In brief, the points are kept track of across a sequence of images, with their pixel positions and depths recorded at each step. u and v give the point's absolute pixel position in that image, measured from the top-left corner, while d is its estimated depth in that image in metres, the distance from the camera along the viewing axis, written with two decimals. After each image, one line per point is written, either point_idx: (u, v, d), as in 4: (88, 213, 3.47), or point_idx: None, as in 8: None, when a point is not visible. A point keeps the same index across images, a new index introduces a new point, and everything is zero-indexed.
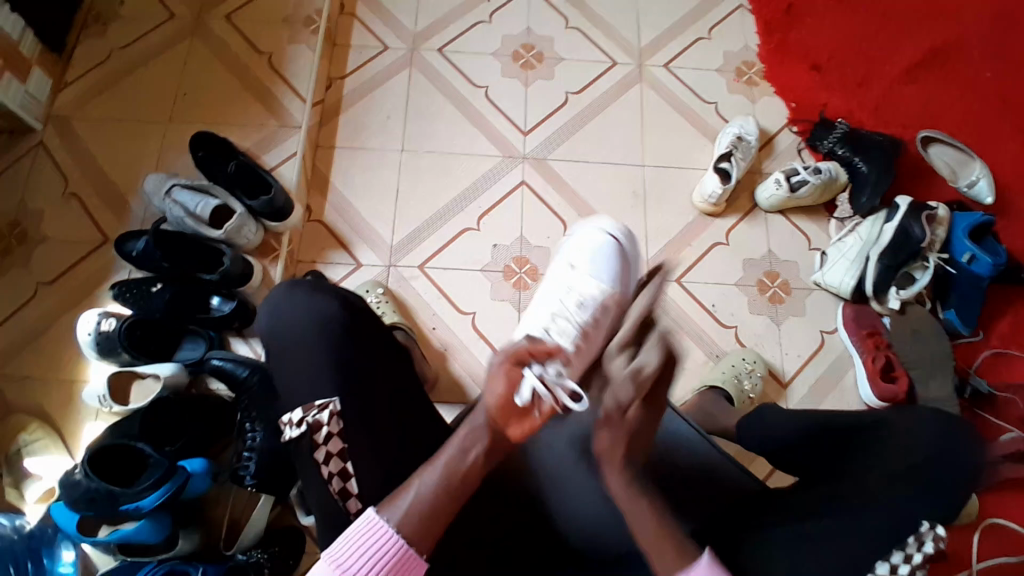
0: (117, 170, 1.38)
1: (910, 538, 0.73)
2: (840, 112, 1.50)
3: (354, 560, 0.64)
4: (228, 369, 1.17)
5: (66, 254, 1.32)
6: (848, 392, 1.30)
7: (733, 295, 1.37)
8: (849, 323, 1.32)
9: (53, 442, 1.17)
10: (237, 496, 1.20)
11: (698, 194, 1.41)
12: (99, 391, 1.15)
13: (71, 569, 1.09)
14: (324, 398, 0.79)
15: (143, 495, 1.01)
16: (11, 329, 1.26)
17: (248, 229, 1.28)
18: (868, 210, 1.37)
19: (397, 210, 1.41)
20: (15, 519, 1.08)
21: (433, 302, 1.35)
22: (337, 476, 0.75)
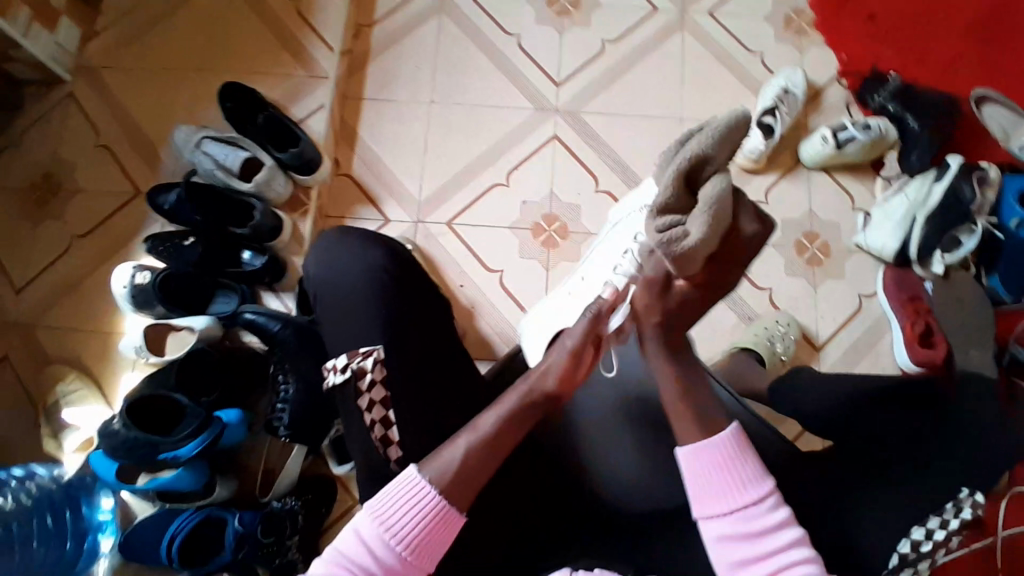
0: (146, 121, 1.37)
1: (948, 504, 0.70)
2: (893, 66, 1.42)
3: (393, 514, 0.66)
4: (262, 323, 1.16)
5: (99, 205, 1.32)
6: (883, 357, 1.28)
7: (770, 256, 1.34)
8: (889, 286, 1.28)
9: (92, 392, 1.20)
10: (272, 443, 1.20)
11: (739, 150, 1.36)
12: (136, 343, 1.17)
13: (109, 516, 1.14)
14: (368, 345, 0.82)
15: (183, 443, 1.04)
16: (47, 279, 1.28)
17: (278, 182, 1.27)
18: (919, 169, 1.33)
19: (426, 164, 1.39)
20: (53, 470, 1.11)
21: (461, 259, 1.34)
22: (379, 423, 0.78)
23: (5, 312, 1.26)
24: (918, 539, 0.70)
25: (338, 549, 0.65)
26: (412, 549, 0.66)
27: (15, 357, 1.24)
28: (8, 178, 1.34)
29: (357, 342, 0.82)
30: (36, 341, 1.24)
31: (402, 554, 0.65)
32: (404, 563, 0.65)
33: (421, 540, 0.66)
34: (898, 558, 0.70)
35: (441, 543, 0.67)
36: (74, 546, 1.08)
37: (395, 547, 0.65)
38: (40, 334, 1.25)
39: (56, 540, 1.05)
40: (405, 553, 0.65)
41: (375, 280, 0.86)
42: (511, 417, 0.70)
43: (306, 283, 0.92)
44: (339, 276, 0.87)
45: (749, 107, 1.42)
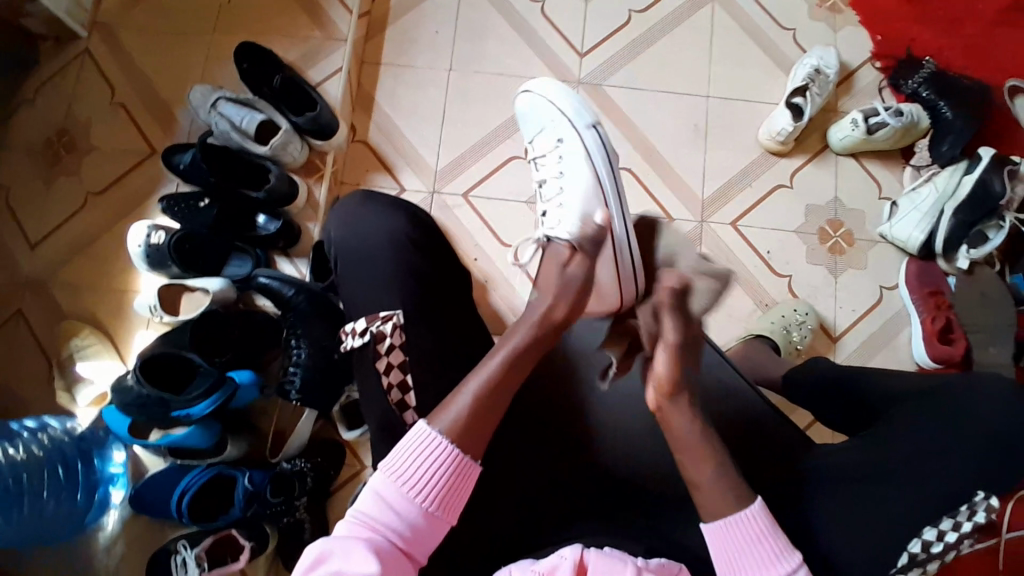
0: (162, 79, 1.35)
1: (963, 506, 0.70)
2: (930, 49, 1.37)
3: (411, 469, 0.66)
4: (276, 287, 1.17)
5: (114, 164, 1.32)
6: (900, 350, 1.26)
7: (791, 243, 1.31)
8: (911, 280, 1.26)
9: (105, 348, 1.22)
10: (282, 408, 1.23)
11: (765, 131, 1.32)
12: (151, 302, 1.17)
13: (121, 469, 1.17)
14: (388, 309, 0.81)
15: (194, 403, 1.05)
16: (64, 236, 1.28)
17: (293, 146, 1.25)
18: (949, 159, 1.28)
19: (443, 133, 1.37)
20: (66, 423, 1.12)
21: (476, 232, 1.32)
22: (397, 386, 0.77)
23: (21, 268, 1.27)
24: (930, 539, 0.70)
25: (360, 512, 0.65)
26: (436, 502, 0.66)
27: (30, 312, 1.25)
28: (25, 133, 1.33)
29: (369, 313, 0.82)
30: (51, 298, 1.25)
31: (426, 508, 0.66)
32: (430, 517, 0.66)
33: (443, 493, 0.67)
34: (908, 557, 0.70)
35: (461, 493, 0.68)
36: (86, 497, 1.11)
37: (419, 502, 0.66)
38: (55, 290, 1.26)
39: (67, 492, 1.08)
40: (429, 508, 0.66)
41: (400, 248, 0.87)
42: (519, 356, 0.74)
43: (327, 247, 0.94)
44: (363, 243, 0.87)
45: (778, 87, 1.38)
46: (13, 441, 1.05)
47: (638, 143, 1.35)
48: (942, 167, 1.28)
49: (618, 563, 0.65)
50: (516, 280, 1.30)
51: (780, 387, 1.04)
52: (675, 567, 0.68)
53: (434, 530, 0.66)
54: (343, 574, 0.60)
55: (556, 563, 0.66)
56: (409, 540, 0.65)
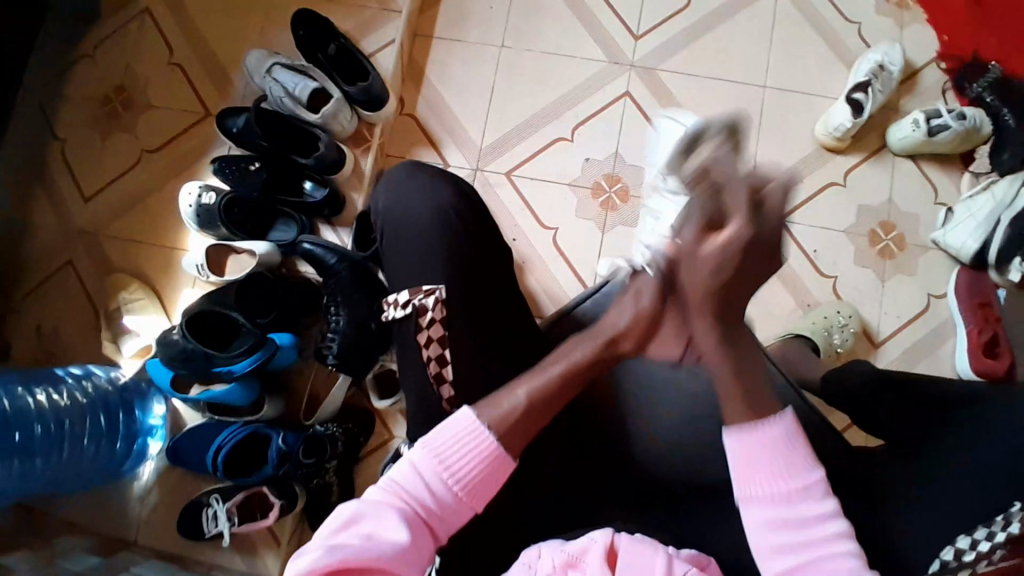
0: (219, 42, 1.37)
1: (998, 517, 0.65)
2: (1002, 50, 1.31)
3: (448, 450, 0.67)
4: (318, 254, 1.18)
5: (170, 123, 1.34)
6: (942, 360, 1.23)
7: (838, 243, 1.28)
8: (961, 289, 1.22)
9: (151, 304, 1.25)
10: (317, 372, 1.24)
11: (822, 126, 1.29)
12: (198, 261, 1.20)
13: (160, 421, 1.21)
14: (430, 284, 0.82)
15: (237, 360, 1.08)
16: (119, 191, 1.32)
17: (344, 116, 1.26)
18: (1009, 169, 1.23)
19: (491, 110, 1.36)
20: (110, 373, 1.17)
21: (517, 213, 1.32)
22: (435, 360, 0.79)
23: (77, 219, 1.31)
24: (961, 548, 0.66)
25: (393, 479, 0.67)
26: (465, 486, 0.67)
27: (83, 263, 1.29)
28: (85, 87, 1.37)
29: (414, 284, 0.83)
30: (104, 251, 1.30)
31: (455, 489, 0.67)
32: (457, 499, 0.67)
33: (475, 479, 0.67)
34: (939, 564, 0.66)
35: (492, 483, 0.68)
36: (125, 446, 1.16)
37: (450, 483, 0.67)
38: (107, 243, 1.30)
39: (108, 439, 1.13)
40: (458, 490, 0.67)
41: (443, 220, 0.86)
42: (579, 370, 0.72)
43: (372, 216, 0.94)
44: (408, 213, 0.87)
45: (837, 81, 1.34)
46: (57, 387, 1.10)
47: None
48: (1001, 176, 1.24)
49: (647, 548, 0.65)
50: (554, 264, 1.30)
51: (818, 387, 1.03)
52: (705, 558, 0.68)
53: (460, 512, 0.67)
54: (374, 537, 0.63)
55: (587, 545, 0.67)
56: (435, 516, 0.66)
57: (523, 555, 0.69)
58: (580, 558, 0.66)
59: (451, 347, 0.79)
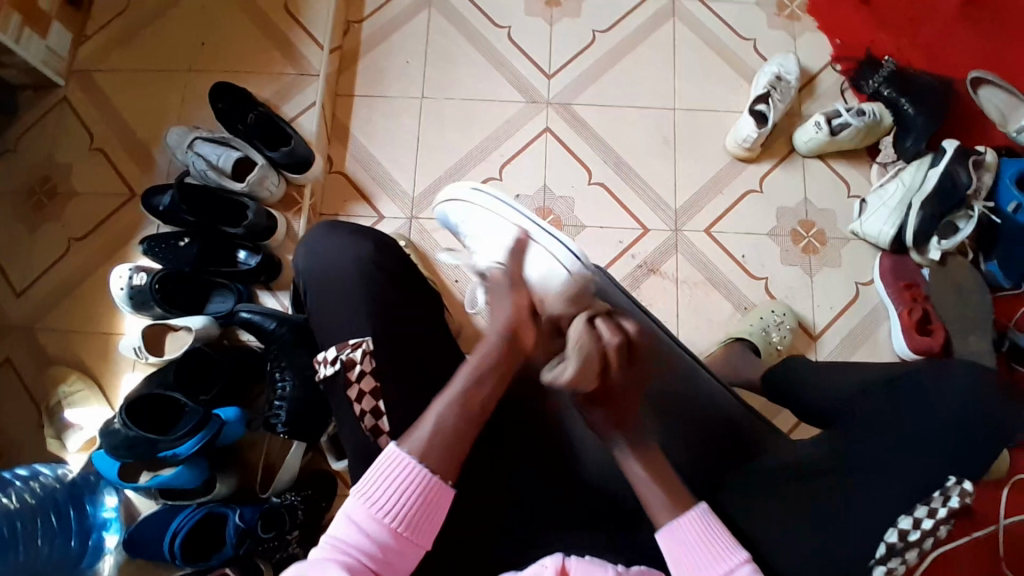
0: (141, 124, 1.38)
1: (935, 492, 0.70)
2: (888, 49, 1.40)
3: (384, 493, 0.67)
4: (257, 322, 1.17)
5: (96, 208, 1.33)
6: (882, 345, 1.27)
7: (764, 246, 1.33)
8: (885, 273, 1.27)
9: (94, 394, 1.21)
10: (271, 440, 1.22)
11: (732, 138, 1.35)
12: (135, 343, 1.18)
13: (113, 513, 1.15)
14: (357, 336, 0.82)
15: (181, 441, 1.05)
16: (48, 281, 1.29)
17: (270, 181, 1.27)
18: (914, 154, 1.30)
19: (419, 158, 1.39)
20: (58, 470, 1.11)
21: (455, 255, 1.34)
22: (369, 413, 0.77)
23: (6, 317, 1.27)
24: (906, 528, 0.69)
25: (336, 535, 0.66)
26: (404, 522, 0.66)
27: (19, 359, 1.25)
28: (8, 182, 1.35)
29: (344, 336, 0.83)
30: (37, 344, 1.26)
31: (394, 528, 0.66)
32: (399, 538, 0.66)
33: (412, 514, 0.67)
34: (886, 548, 0.68)
35: (433, 512, 0.68)
36: (80, 543, 1.09)
37: (390, 524, 0.66)
38: (40, 336, 1.26)
39: (61, 537, 1.05)
40: (398, 529, 0.66)
41: (365, 272, 0.87)
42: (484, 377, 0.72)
43: (299, 278, 0.93)
44: (332, 272, 0.88)
45: (743, 95, 1.41)
46: (6, 490, 1.02)
47: (610, 158, 1.38)
48: (908, 162, 1.31)
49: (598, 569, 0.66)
50: None
51: (762, 388, 1.05)
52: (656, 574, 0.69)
53: (406, 548, 0.66)
54: None
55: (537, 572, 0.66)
56: (383, 563, 0.65)
57: None
58: None
59: (384, 398, 0.78)
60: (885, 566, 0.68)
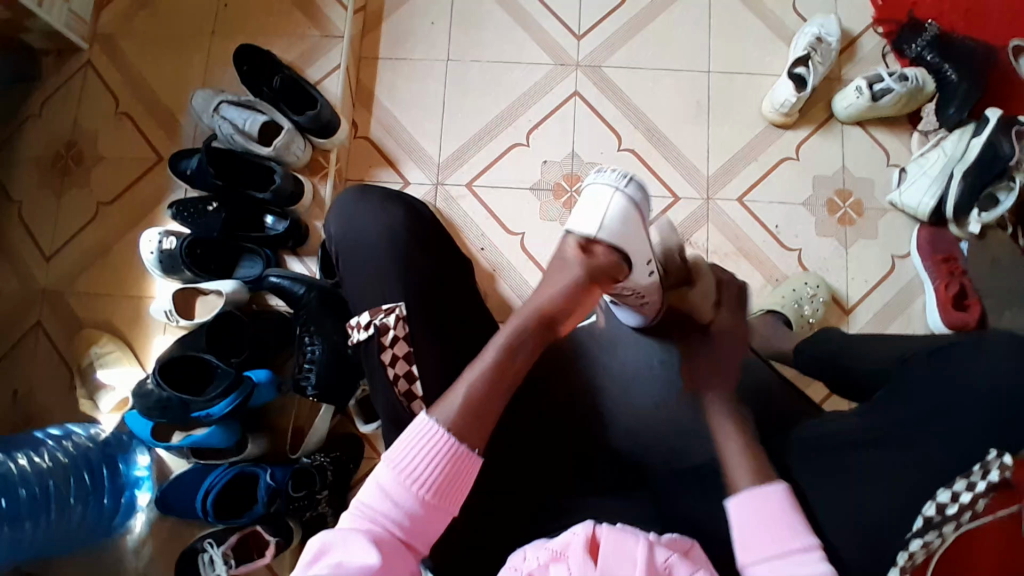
0: (167, 87, 1.37)
1: (975, 465, 0.68)
2: (933, 12, 1.34)
3: (414, 463, 0.66)
4: (285, 286, 1.18)
5: (124, 173, 1.33)
6: (915, 319, 1.24)
7: (798, 216, 1.30)
8: (922, 246, 1.24)
9: (126, 355, 1.22)
10: (300, 402, 1.23)
11: (768, 104, 1.31)
12: (166, 306, 1.18)
13: (146, 472, 1.16)
14: (390, 302, 0.80)
15: (214, 403, 1.07)
16: (80, 245, 1.30)
17: (296, 145, 1.25)
18: (956, 124, 1.25)
19: (445, 123, 1.37)
20: (89, 430, 1.13)
21: (481, 223, 1.32)
22: (403, 378, 0.76)
23: (39, 280, 1.29)
24: (944, 502, 0.68)
25: (362, 504, 0.65)
26: (432, 493, 0.65)
27: (50, 324, 1.27)
28: (34, 147, 1.35)
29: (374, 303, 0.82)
30: (69, 308, 1.27)
31: (422, 499, 0.65)
32: (427, 509, 0.65)
33: (441, 484, 0.66)
34: (922, 521, 0.68)
35: (460, 484, 0.67)
36: (112, 501, 1.12)
37: (418, 493, 0.65)
38: (72, 301, 1.28)
39: (94, 496, 1.09)
40: (426, 500, 0.65)
41: (396, 240, 0.84)
42: (513, 349, 0.72)
43: (326, 243, 0.91)
44: (361, 242, 0.85)
45: (779, 59, 1.36)
46: (38, 450, 1.05)
47: (640, 124, 1.35)
48: (949, 132, 1.26)
49: (627, 536, 0.66)
50: (523, 269, 1.29)
51: (794, 360, 1.04)
52: (687, 542, 0.70)
53: (434, 519, 0.66)
54: (344, 565, 0.60)
55: (570, 539, 0.67)
56: (409, 532, 0.65)
57: (511, 559, 0.70)
58: (563, 552, 0.66)
59: (417, 362, 0.77)
60: (922, 539, 0.68)
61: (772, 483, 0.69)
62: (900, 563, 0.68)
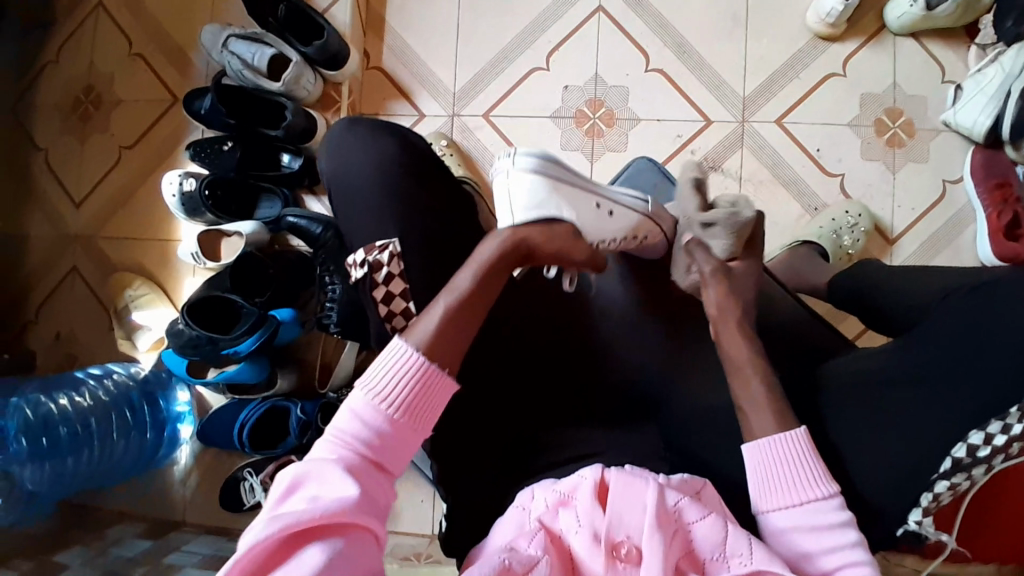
0: (177, 24, 1.33)
1: (1012, 408, 0.61)
2: None
3: (388, 389, 0.65)
4: (304, 226, 1.18)
5: (142, 115, 1.33)
6: (965, 249, 1.15)
7: (842, 138, 1.20)
8: (976, 171, 1.13)
9: (158, 297, 1.26)
10: (325, 340, 1.26)
11: (813, 13, 1.18)
12: (192, 250, 1.20)
13: (186, 407, 1.25)
14: (384, 238, 0.78)
15: (240, 340, 1.09)
16: (107, 190, 1.33)
17: (306, 79, 1.21)
18: (1013, 39, 1.09)
19: (459, 50, 1.29)
20: (130, 368, 1.20)
21: (499, 155, 1.27)
22: (400, 315, 0.77)
23: (72, 226, 1.33)
24: (976, 444, 0.63)
25: (336, 431, 0.64)
26: (405, 419, 0.65)
27: (86, 269, 1.31)
28: (56, 94, 1.35)
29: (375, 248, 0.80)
30: (102, 253, 1.31)
31: (395, 425, 0.65)
32: (400, 434, 0.65)
33: (415, 410, 0.65)
34: (951, 462, 0.64)
35: (432, 409, 0.66)
36: (155, 435, 1.19)
37: (385, 414, 0.64)
38: (104, 246, 1.31)
39: (136, 430, 1.15)
40: (400, 426, 0.65)
41: (391, 175, 0.80)
42: (490, 269, 0.72)
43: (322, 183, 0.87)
44: (357, 185, 0.81)
45: None
46: (79, 390, 1.12)
47: (668, 42, 1.24)
48: (1007, 46, 1.11)
49: (637, 480, 0.64)
50: None
51: (827, 296, 0.99)
52: (698, 482, 0.68)
53: (407, 444, 0.65)
54: (321, 496, 0.59)
55: (577, 482, 0.66)
56: (381, 454, 0.64)
57: (518, 497, 0.69)
58: (570, 496, 0.65)
59: (413, 300, 0.77)
60: (948, 482, 0.64)
61: (794, 427, 0.66)
62: (922, 504, 0.66)
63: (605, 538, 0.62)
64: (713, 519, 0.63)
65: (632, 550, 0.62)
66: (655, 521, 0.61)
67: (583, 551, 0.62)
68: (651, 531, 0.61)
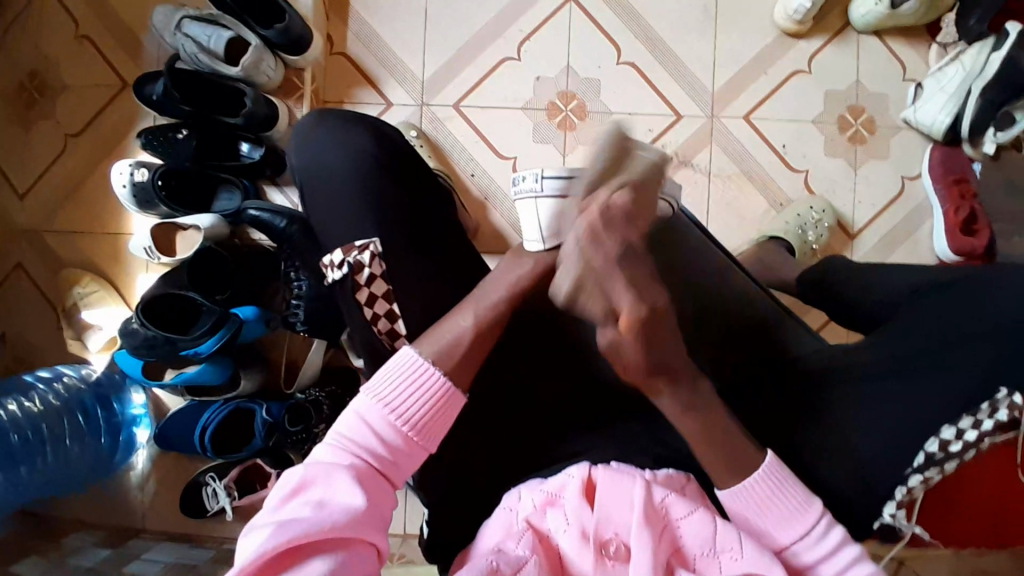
0: (124, 3, 1.24)
1: (983, 403, 0.61)
2: None
3: (400, 397, 0.64)
4: (266, 219, 1.12)
5: (88, 100, 1.24)
6: (922, 244, 1.20)
7: (807, 134, 1.23)
8: (936, 168, 1.18)
9: (109, 294, 1.19)
10: (291, 337, 1.22)
11: (783, 10, 1.19)
12: (145, 244, 1.11)
13: (143, 410, 1.18)
14: (363, 238, 0.75)
15: (200, 341, 1.04)
16: (48, 180, 1.23)
17: (266, 64, 1.15)
18: (977, 36, 1.15)
19: (428, 39, 1.26)
20: (81, 370, 1.13)
21: (471, 147, 1.24)
22: (383, 317, 0.73)
23: (12, 220, 1.23)
24: (947, 439, 0.61)
25: (345, 436, 0.62)
26: (417, 430, 0.63)
27: (29, 265, 1.22)
28: None
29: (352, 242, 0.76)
30: (47, 248, 1.22)
31: (406, 435, 0.63)
32: (409, 445, 0.63)
33: (426, 421, 0.64)
34: (923, 458, 0.62)
35: (442, 422, 0.65)
36: (111, 440, 1.13)
37: (395, 423, 0.63)
38: (49, 241, 1.22)
39: (92, 436, 1.09)
40: (411, 436, 0.63)
41: (363, 175, 0.77)
42: (521, 291, 0.70)
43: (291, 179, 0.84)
44: (333, 186, 0.77)
45: None
46: (28, 395, 1.05)
47: (642, 35, 1.24)
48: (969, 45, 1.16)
49: (624, 477, 0.64)
50: None
51: (797, 290, 1.01)
52: (682, 477, 0.67)
53: (413, 455, 0.64)
54: (326, 503, 0.57)
55: (565, 481, 0.66)
56: (388, 464, 0.62)
57: (505, 500, 0.68)
58: (558, 495, 0.65)
59: (400, 301, 0.73)
60: (921, 476, 0.62)
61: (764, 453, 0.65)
62: (896, 498, 0.64)
63: (593, 535, 0.62)
64: (700, 514, 0.63)
65: (620, 547, 0.61)
66: (643, 517, 0.61)
67: (570, 549, 0.62)
68: (638, 526, 0.61)
